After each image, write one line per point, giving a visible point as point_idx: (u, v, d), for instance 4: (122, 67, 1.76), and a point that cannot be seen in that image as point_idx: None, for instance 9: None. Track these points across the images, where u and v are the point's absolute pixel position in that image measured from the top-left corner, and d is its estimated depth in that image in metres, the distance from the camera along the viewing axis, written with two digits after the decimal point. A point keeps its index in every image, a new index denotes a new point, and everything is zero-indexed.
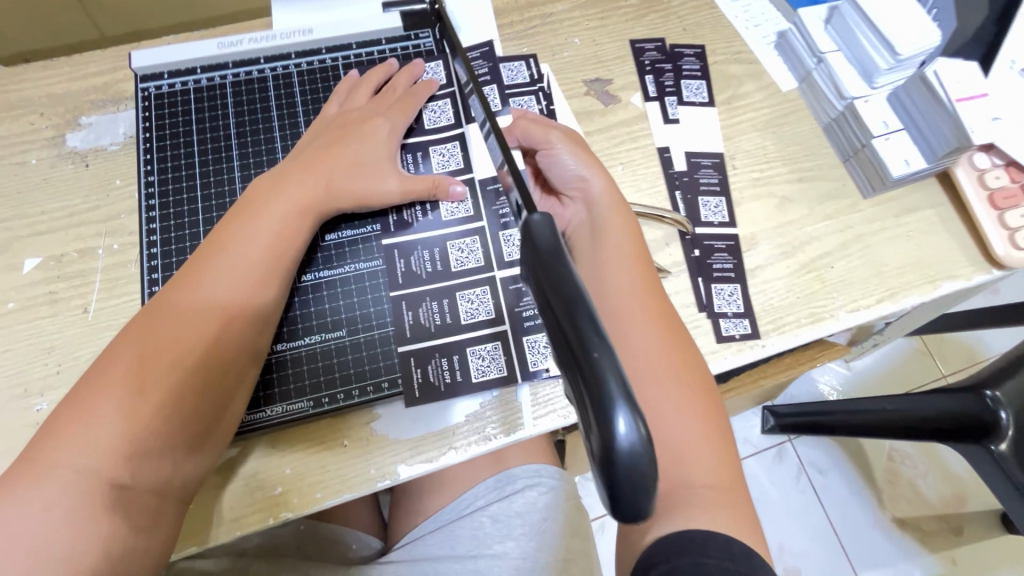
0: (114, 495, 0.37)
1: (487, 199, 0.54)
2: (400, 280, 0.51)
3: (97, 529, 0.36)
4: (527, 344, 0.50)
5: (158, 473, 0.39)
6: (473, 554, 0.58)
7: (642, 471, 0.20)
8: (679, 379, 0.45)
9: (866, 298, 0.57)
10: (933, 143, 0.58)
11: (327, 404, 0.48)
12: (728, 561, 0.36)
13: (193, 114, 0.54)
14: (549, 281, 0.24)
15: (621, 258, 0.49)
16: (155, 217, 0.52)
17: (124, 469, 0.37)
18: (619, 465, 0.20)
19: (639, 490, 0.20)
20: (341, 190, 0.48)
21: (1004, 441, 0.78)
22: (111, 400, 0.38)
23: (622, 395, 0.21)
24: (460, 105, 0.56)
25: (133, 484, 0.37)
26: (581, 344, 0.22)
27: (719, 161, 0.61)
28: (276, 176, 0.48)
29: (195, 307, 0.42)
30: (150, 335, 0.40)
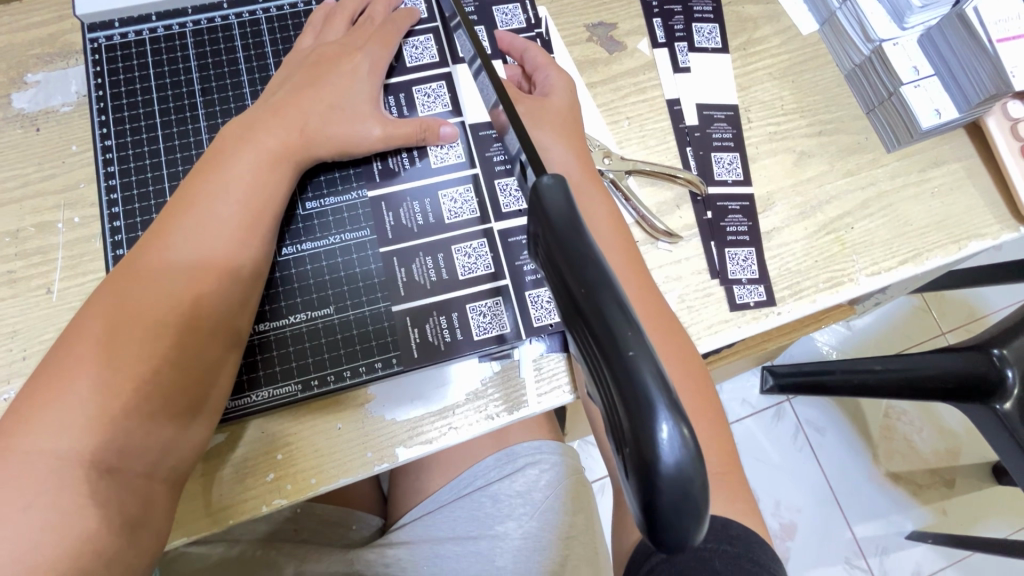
0: (96, 492, 0.33)
1: (480, 145, 0.49)
2: (390, 235, 0.47)
3: (85, 522, 0.32)
4: (530, 300, 0.47)
5: (145, 458, 0.35)
6: (474, 534, 0.58)
7: (692, 482, 0.18)
8: (674, 357, 0.43)
9: (886, 261, 0.54)
10: (967, 91, 0.53)
11: (317, 388, 0.44)
12: (727, 543, 0.37)
13: (151, 69, 0.48)
14: (567, 259, 0.21)
15: (611, 229, 0.45)
16: (114, 186, 0.46)
17: (108, 459, 0.34)
18: (664, 480, 0.18)
19: (684, 505, 0.18)
20: (319, 136, 0.43)
21: (1009, 400, 0.76)
22: (78, 388, 0.34)
23: (662, 398, 0.18)
24: (445, 42, 0.51)
25: (121, 469, 0.34)
26: (613, 341, 0.19)
27: (733, 113, 0.56)
28: (243, 124, 0.43)
29: (166, 281, 0.37)
30: (116, 314, 0.36)
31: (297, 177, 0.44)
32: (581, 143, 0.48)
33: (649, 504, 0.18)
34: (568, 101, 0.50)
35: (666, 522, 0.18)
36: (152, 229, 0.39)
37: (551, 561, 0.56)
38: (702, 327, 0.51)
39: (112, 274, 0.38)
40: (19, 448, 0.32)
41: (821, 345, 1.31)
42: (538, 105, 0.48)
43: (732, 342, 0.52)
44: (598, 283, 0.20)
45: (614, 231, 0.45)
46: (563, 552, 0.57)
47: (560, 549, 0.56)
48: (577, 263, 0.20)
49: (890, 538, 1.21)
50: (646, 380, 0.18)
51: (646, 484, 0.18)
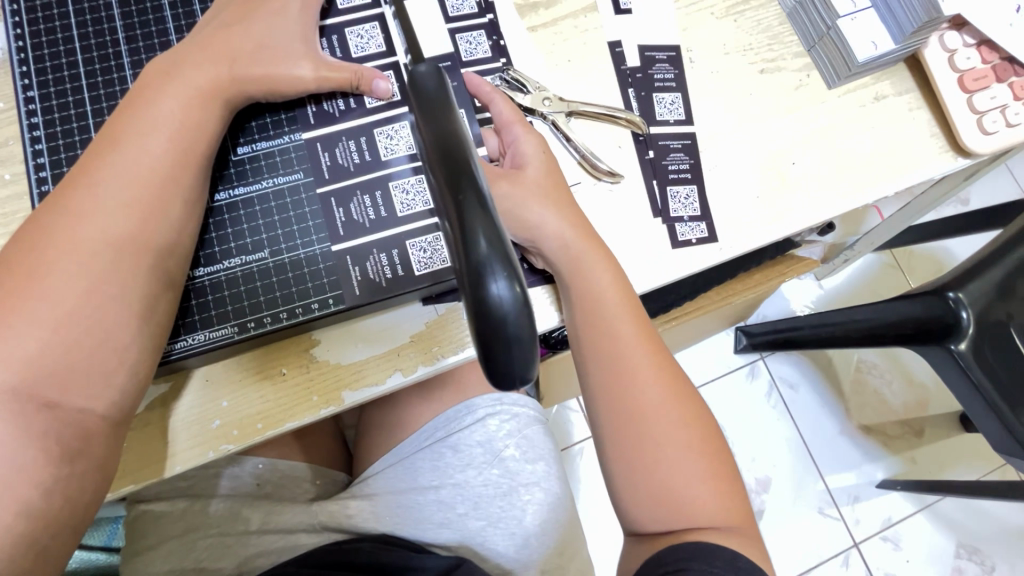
0: (32, 423, 0.34)
1: None
2: (326, 175, 0.46)
3: (20, 449, 0.34)
4: None
5: (82, 392, 0.36)
6: (435, 484, 0.59)
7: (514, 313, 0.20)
8: (678, 422, 0.46)
9: (829, 197, 0.55)
10: (900, 20, 0.54)
11: (254, 329, 0.44)
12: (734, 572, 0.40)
13: (72, 18, 0.47)
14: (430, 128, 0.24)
15: (627, 315, 0.47)
16: (40, 137, 0.46)
17: (46, 387, 0.35)
18: (491, 318, 0.20)
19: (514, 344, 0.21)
20: (247, 74, 0.43)
21: (964, 340, 0.79)
22: (12, 320, 0.34)
23: (493, 247, 0.20)
24: None
25: (59, 400, 0.35)
26: (453, 190, 0.21)
27: (675, 54, 0.56)
28: (168, 63, 0.42)
29: (96, 214, 0.37)
30: (48, 246, 0.36)
31: (230, 117, 0.43)
32: (571, 204, 0.48)
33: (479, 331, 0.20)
34: (545, 169, 0.49)
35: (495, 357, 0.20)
36: (81, 165, 0.39)
37: (512, 504, 0.59)
38: (645, 266, 0.52)
39: (41, 209, 0.38)
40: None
41: (793, 305, 1.33)
42: (515, 181, 0.47)
43: (675, 279, 0.52)
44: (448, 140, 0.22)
45: (624, 302, 0.48)
46: (526, 496, 0.59)
47: (520, 493, 0.59)
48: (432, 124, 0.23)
49: (862, 486, 1.25)
50: (474, 215, 0.20)
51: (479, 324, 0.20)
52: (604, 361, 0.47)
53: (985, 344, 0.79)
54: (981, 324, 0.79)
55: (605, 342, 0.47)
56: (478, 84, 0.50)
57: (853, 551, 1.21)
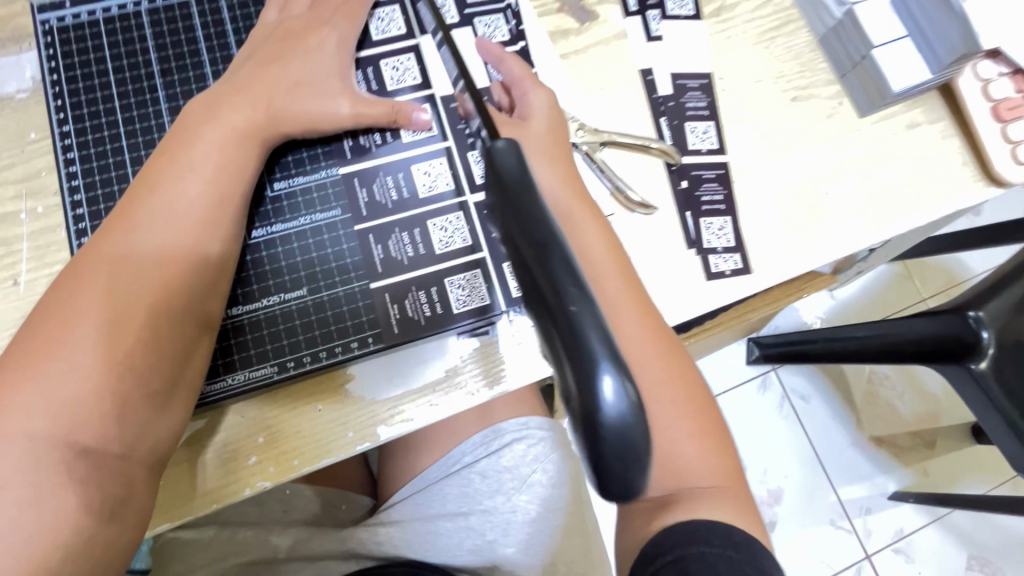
0: (74, 472, 0.33)
1: (452, 117, 0.48)
2: (364, 211, 0.46)
3: (60, 498, 0.33)
4: (506, 271, 0.47)
5: (121, 438, 0.35)
6: (463, 511, 0.58)
7: (629, 429, 0.20)
8: (667, 383, 0.43)
9: (861, 226, 0.55)
10: (938, 51, 0.53)
11: (293, 369, 0.44)
12: (731, 549, 0.37)
13: (107, 51, 0.47)
14: (519, 225, 0.23)
15: (612, 262, 0.43)
16: (75, 172, 0.45)
17: (87, 435, 0.34)
18: (607, 429, 0.20)
19: (627, 452, 0.20)
20: (287, 112, 0.42)
21: (985, 359, 0.79)
22: (55, 369, 0.34)
23: (604, 355, 0.20)
24: (411, 11, 0.49)
25: (95, 446, 0.34)
26: (559, 300, 0.21)
27: (707, 82, 0.56)
28: (208, 102, 0.42)
29: (139, 260, 0.37)
30: (90, 294, 0.36)
31: (268, 155, 0.43)
32: (564, 152, 0.46)
33: (595, 449, 0.20)
34: (541, 118, 0.46)
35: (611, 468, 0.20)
36: (119, 208, 0.38)
37: (541, 533, 0.58)
38: (679, 298, 0.52)
39: (80, 254, 0.38)
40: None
41: (807, 317, 1.33)
42: (520, 130, 0.45)
43: (709, 311, 0.52)
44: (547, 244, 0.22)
45: (611, 253, 0.44)
46: (554, 522, 0.59)
47: (549, 522, 0.59)
48: (528, 226, 0.22)
49: (874, 498, 1.25)
50: (587, 331, 0.20)
51: (594, 438, 0.20)
52: None
53: (1005, 364, 0.78)
54: (1002, 345, 0.78)
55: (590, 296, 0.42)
56: (487, 46, 0.49)
57: (864, 563, 1.21)
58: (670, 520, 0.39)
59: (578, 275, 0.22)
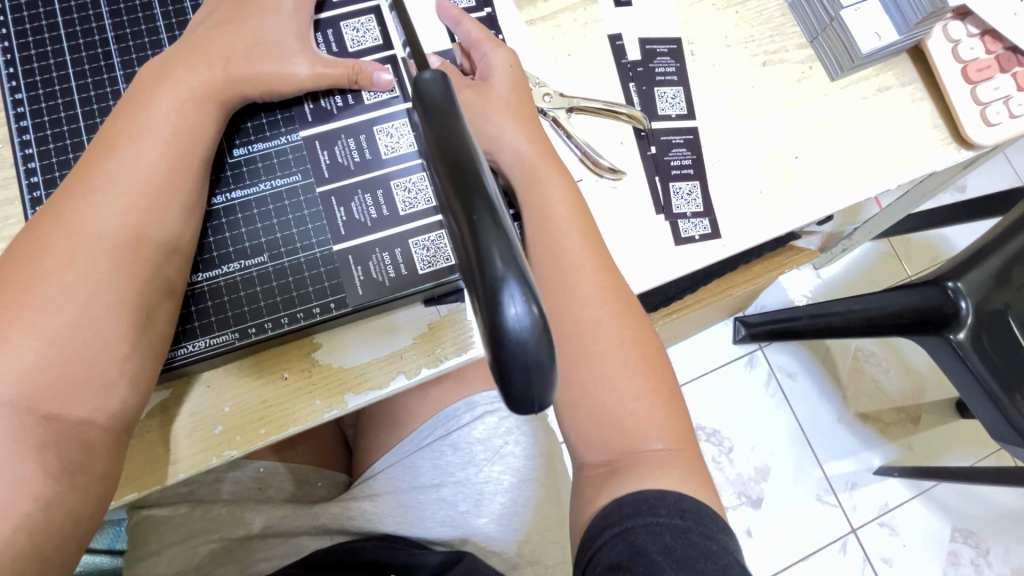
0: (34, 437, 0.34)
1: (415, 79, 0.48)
2: (326, 174, 0.45)
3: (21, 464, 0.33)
4: None
5: (82, 403, 0.35)
6: (436, 483, 0.58)
7: (531, 348, 0.20)
8: (624, 342, 0.43)
9: (831, 191, 0.55)
10: (905, 11, 0.53)
11: (255, 335, 0.43)
12: (678, 517, 0.37)
13: (59, 17, 0.46)
14: (441, 151, 0.23)
15: (573, 221, 0.44)
16: (30, 141, 0.44)
17: (47, 399, 0.34)
18: (507, 345, 0.20)
19: (531, 372, 0.21)
20: (243, 74, 0.42)
21: (963, 329, 0.79)
22: (11, 335, 0.34)
23: (512, 276, 0.21)
24: None
25: (59, 412, 0.35)
26: (469, 223, 0.22)
27: (677, 47, 0.55)
28: (161, 65, 0.41)
29: (94, 222, 0.37)
30: (47, 259, 0.36)
31: (227, 119, 0.43)
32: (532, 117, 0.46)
33: (498, 365, 0.21)
34: (509, 83, 0.46)
35: (512, 385, 0.21)
36: (76, 171, 0.38)
37: (514, 502, 0.59)
38: (648, 263, 0.52)
39: (37, 218, 0.37)
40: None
41: (793, 295, 1.33)
42: (483, 94, 0.45)
43: (680, 275, 0.52)
44: (462, 167, 0.22)
45: (574, 212, 0.44)
46: (528, 492, 0.59)
47: (522, 490, 0.59)
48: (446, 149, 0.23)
49: (859, 473, 1.26)
50: (491, 249, 0.20)
51: (498, 354, 0.21)
52: (547, 273, 0.43)
53: (983, 333, 0.78)
54: (979, 315, 0.78)
55: (546, 254, 0.43)
56: (446, 7, 0.48)
57: (850, 537, 1.23)
58: (629, 480, 0.40)
59: (495, 200, 0.22)
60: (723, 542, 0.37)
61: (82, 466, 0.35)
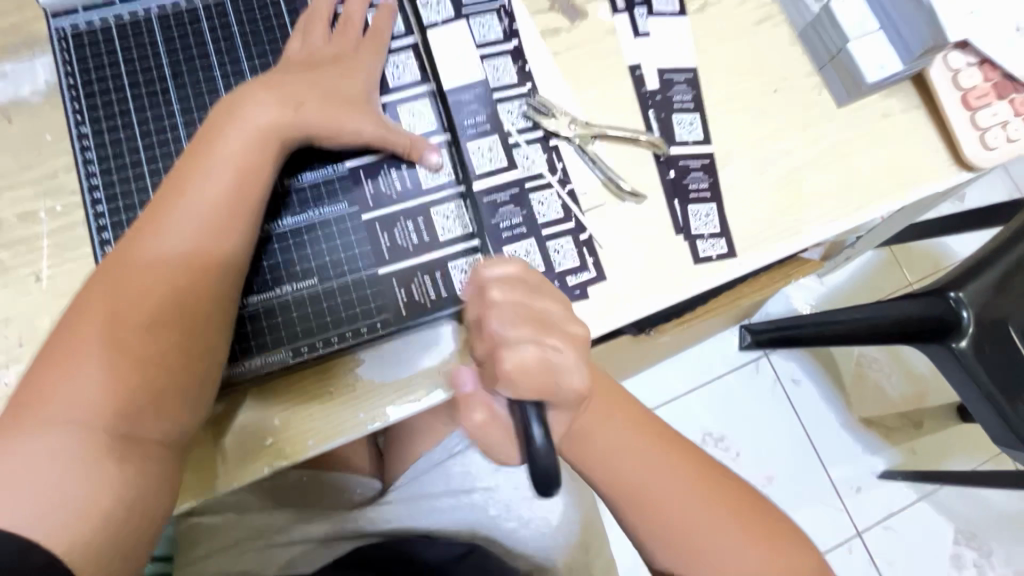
0: (115, 449, 0.36)
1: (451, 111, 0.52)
2: (370, 202, 0.49)
3: (103, 474, 0.35)
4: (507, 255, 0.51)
5: (155, 419, 0.38)
6: (467, 488, 0.62)
7: (546, 462, 0.36)
8: (689, 485, 0.47)
9: (840, 210, 0.58)
10: (909, 43, 0.56)
11: (306, 353, 0.46)
12: None
13: (120, 56, 0.49)
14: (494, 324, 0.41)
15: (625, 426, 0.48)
16: (94, 172, 0.47)
17: (123, 415, 0.37)
18: (533, 457, 0.36)
19: (546, 475, 0.36)
20: (312, 115, 0.45)
21: (964, 338, 0.81)
22: (98, 355, 0.37)
23: (532, 407, 0.38)
24: (410, 14, 0.53)
25: (134, 426, 0.37)
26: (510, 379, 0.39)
27: (693, 75, 0.59)
28: (235, 101, 0.44)
29: (172, 249, 0.40)
30: (129, 284, 0.39)
31: (288, 152, 0.45)
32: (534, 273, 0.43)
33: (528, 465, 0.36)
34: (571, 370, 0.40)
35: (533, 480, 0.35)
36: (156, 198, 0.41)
37: (541, 507, 0.62)
38: (669, 280, 0.55)
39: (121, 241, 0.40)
40: (43, 405, 0.36)
41: (798, 303, 1.36)
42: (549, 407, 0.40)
43: (699, 292, 0.55)
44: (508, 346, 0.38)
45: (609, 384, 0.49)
46: (554, 496, 0.63)
47: (549, 494, 0.63)
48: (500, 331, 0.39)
49: (863, 477, 1.29)
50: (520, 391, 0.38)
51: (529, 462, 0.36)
52: (639, 521, 0.47)
53: (986, 344, 0.81)
54: (981, 325, 0.81)
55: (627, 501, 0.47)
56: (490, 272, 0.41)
57: (855, 539, 1.25)
58: None
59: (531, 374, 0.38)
60: None
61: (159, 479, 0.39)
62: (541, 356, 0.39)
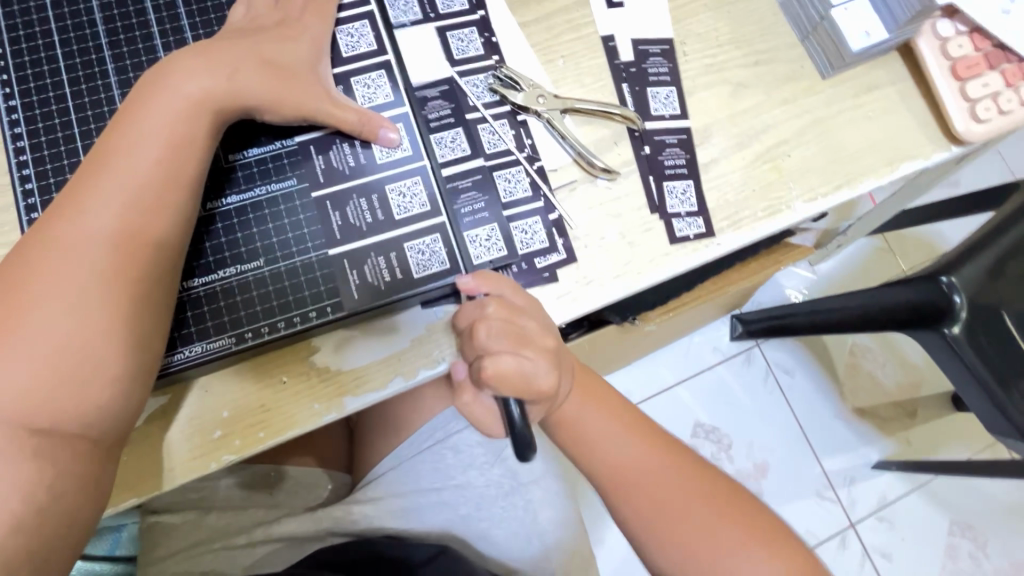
0: (33, 448, 0.35)
1: (410, 84, 0.49)
2: (321, 179, 0.46)
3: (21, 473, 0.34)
4: (467, 238, 0.48)
5: (78, 414, 0.36)
6: (437, 486, 0.59)
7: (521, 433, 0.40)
8: (681, 481, 0.48)
9: (823, 187, 0.55)
10: (893, 9, 0.54)
11: (251, 340, 0.43)
12: None
13: (53, 24, 0.46)
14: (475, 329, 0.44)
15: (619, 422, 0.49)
16: (24, 149, 0.44)
17: (44, 409, 0.35)
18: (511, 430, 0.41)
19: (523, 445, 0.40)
20: (247, 83, 0.42)
21: (957, 324, 0.79)
22: (17, 346, 0.35)
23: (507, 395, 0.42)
24: None
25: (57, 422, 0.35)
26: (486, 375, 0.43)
27: (669, 47, 0.56)
28: (164, 68, 0.41)
29: (94, 232, 0.38)
30: (50, 268, 0.37)
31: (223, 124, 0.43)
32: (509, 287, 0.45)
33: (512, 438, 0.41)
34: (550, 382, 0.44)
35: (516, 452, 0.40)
36: (79, 175, 0.39)
37: (514, 504, 0.60)
38: (644, 261, 0.52)
39: (42, 221, 0.38)
40: None
41: (789, 292, 1.34)
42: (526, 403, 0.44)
43: (676, 274, 0.52)
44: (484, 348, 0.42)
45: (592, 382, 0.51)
46: (528, 494, 0.61)
47: (522, 491, 0.60)
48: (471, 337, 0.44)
49: (857, 468, 1.26)
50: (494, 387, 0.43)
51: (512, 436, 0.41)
52: (635, 515, 0.48)
53: (978, 329, 0.79)
54: (973, 308, 0.79)
55: (622, 496, 0.48)
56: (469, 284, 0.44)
57: (849, 532, 1.23)
58: None
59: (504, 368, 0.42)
60: None
61: (85, 483, 0.36)
62: (518, 366, 0.43)
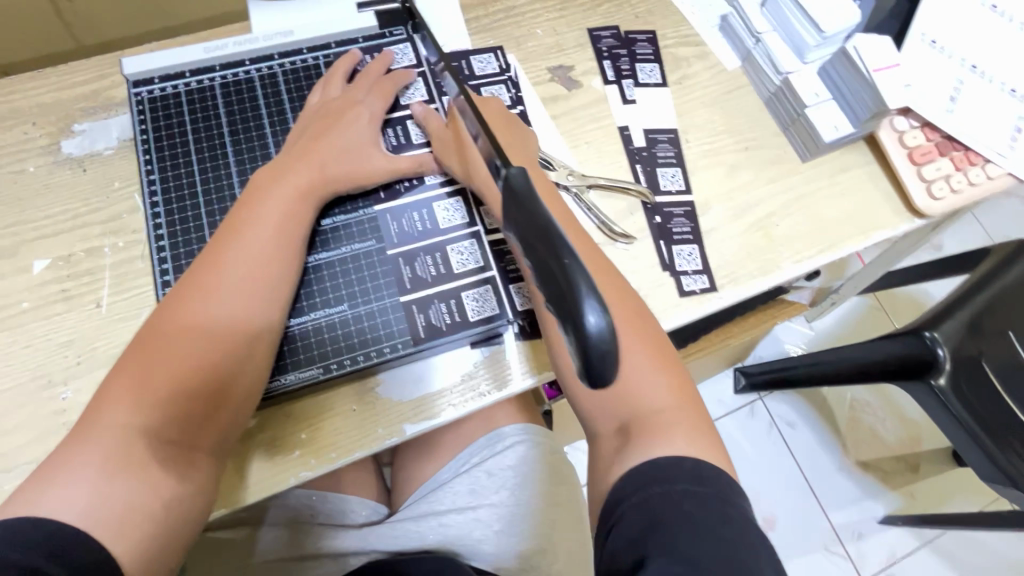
0: (156, 457, 0.42)
1: None
2: (395, 240, 0.56)
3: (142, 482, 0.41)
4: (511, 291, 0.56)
5: (190, 432, 0.44)
6: (471, 506, 0.64)
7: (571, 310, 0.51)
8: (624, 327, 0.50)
9: (808, 251, 0.65)
10: (856, 109, 0.66)
11: (336, 370, 0.52)
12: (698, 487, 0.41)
13: (187, 117, 0.58)
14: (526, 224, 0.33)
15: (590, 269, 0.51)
16: (159, 213, 0.55)
17: (166, 427, 0.43)
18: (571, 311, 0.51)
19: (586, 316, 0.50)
20: (336, 170, 0.54)
21: (943, 375, 0.86)
22: (152, 376, 0.44)
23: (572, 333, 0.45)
24: (431, 83, 0.62)
25: (175, 438, 0.44)
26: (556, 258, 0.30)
27: (674, 135, 0.68)
28: (279, 163, 0.53)
29: (220, 287, 0.47)
30: (182, 318, 0.46)
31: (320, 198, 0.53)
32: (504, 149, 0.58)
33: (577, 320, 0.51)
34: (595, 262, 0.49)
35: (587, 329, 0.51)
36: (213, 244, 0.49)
37: (542, 527, 0.64)
38: (658, 312, 0.61)
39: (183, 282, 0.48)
40: (103, 417, 0.42)
41: (787, 345, 1.42)
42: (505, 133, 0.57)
43: (684, 322, 0.61)
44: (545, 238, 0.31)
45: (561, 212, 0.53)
46: (554, 515, 0.66)
47: (548, 515, 0.65)
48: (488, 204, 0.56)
49: (864, 522, 1.29)
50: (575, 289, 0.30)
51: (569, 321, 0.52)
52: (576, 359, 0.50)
53: (962, 380, 0.85)
54: (958, 360, 0.86)
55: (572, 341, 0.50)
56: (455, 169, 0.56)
57: None
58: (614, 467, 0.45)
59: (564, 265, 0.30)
60: (736, 505, 0.41)
61: (191, 493, 0.44)
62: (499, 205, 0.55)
